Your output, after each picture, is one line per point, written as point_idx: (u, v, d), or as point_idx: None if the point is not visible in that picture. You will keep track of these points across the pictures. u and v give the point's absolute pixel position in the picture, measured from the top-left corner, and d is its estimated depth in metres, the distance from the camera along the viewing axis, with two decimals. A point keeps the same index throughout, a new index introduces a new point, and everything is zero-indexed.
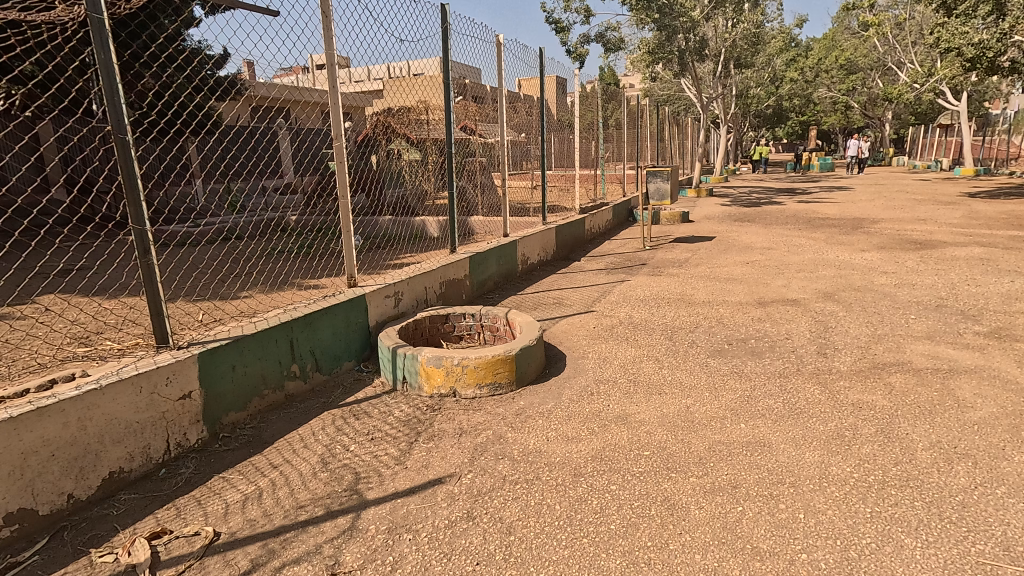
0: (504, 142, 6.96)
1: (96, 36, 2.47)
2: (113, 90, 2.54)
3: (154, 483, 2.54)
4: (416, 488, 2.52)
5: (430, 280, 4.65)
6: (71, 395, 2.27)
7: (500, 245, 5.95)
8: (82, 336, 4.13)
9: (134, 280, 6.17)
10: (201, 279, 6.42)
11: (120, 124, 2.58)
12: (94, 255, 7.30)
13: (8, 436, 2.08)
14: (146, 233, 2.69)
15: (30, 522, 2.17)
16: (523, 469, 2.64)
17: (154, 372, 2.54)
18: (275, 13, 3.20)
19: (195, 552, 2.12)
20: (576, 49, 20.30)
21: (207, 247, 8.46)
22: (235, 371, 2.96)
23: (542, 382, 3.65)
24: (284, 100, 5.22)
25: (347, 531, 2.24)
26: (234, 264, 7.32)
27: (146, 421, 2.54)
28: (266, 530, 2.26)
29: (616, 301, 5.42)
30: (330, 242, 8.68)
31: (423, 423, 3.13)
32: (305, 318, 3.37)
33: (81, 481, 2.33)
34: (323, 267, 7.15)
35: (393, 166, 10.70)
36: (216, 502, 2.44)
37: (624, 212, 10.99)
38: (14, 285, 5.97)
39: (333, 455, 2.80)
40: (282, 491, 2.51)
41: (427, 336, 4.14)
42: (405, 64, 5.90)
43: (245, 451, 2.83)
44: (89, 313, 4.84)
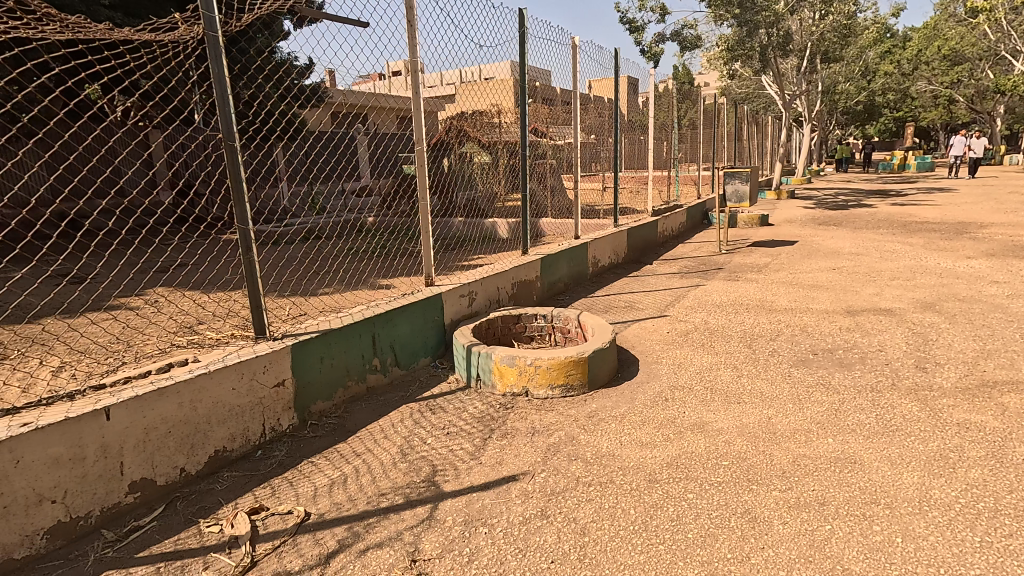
0: (576, 144, 6.92)
1: (212, 53, 2.72)
2: (225, 102, 2.79)
3: (252, 463, 2.76)
4: (490, 484, 2.58)
5: (502, 280, 4.73)
6: (185, 378, 2.50)
7: (572, 246, 5.95)
8: (185, 326, 4.52)
9: (231, 278, 6.66)
10: (287, 276, 6.82)
11: (230, 132, 2.81)
12: (196, 254, 7.95)
13: (134, 411, 2.32)
14: (250, 233, 2.92)
15: (149, 490, 2.41)
16: (596, 471, 2.63)
17: (254, 360, 2.75)
18: (363, 23, 3.38)
19: (289, 530, 2.28)
20: (650, 48, 19.89)
21: (293, 246, 8.99)
22: (323, 363, 3.14)
23: (614, 386, 3.61)
24: (365, 105, 5.45)
25: (425, 520, 2.33)
26: (318, 262, 7.75)
27: (246, 405, 2.76)
28: (351, 513, 2.39)
29: (690, 306, 5.27)
30: (402, 242, 8.92)
31: (496, 420, 3.19)
32: (385, 314, 3.53)
33: (192, 457, 2.56)
34: (397, 267, 7.41)
35: (466, 169, 11.16)
36: (307, 484, 2.61)
37: (699, 215, 10.67)
38: (129, 280, 6.61)
39: (411, 446, 2.92)
40: (365, 478, 2.64)
41: (499, 336, 4.21)
42: (477, 69, 6.03)
43: (332, 438, 3.01)
44: (190, 306, 5.28)
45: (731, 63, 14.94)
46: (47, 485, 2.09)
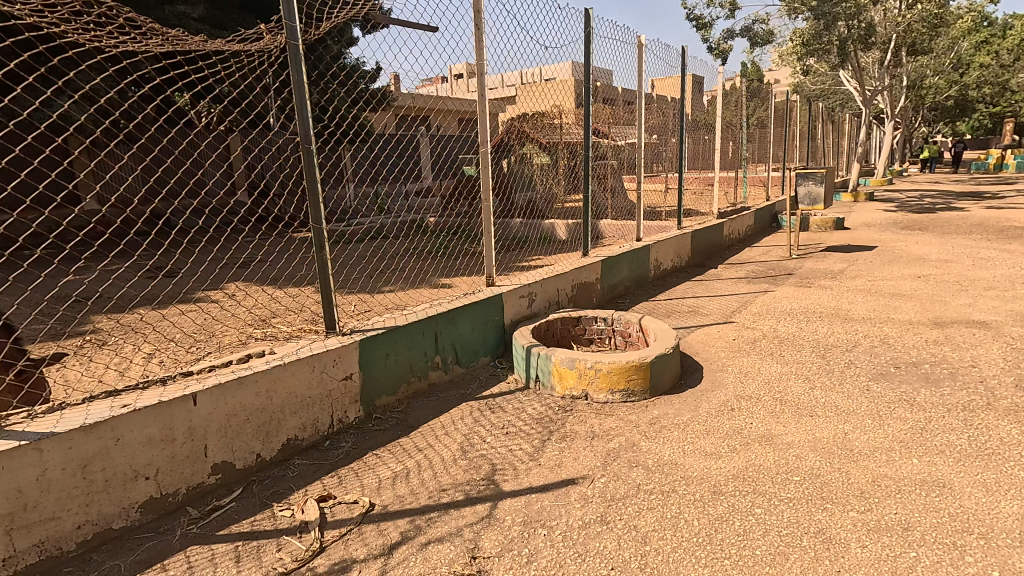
0: (640, 145, 6.79)
1: (293, 62, 2.87)
2: (303, 108, 2.93)
3: (320, 453, 2.88)
4: (549, 486, 2.57)
5: (563, 282, 4.72)
6: (263, 368, 2.65)
7: (633, 249, 5.84)
8: (258, 320, 4.77)
9: (301, 274, 6.99)
10: (353, 274, 7.08)
11: (308, 136, 2.95)
12: (269, 252, 8.40)
13: (217, 398, 2.47)
14: (324, 232, 3.05)
15: (229, 473, 2.57)
16: (658, 479, 2.57)
17: (325, 354, 2.88)
18: (432, 28, 3.46)
19: (355, 519, 2.37)
20: (718, 45, 19.29)
21: (359, 245, 9.33)
22: (388, 358, 3.24)
23: (676, 393, 3.52)
24: (429, 107, 5.57)
25: (485, 518, 2.35)
26: (381, 261, 8.01)
27: (317, 397, 2.89)
28: (413, 507, 2.45)
29: (758, 313, 5.06)
30: (462, 242, 9.07)
31: (555, 422, 3.18)
32: (448, 313, 3.60)
33: (267, 444, 2.70)
34: (457, 266, 7.54)
35: (525, 170, 11.09)
36: (371, 475, 2.69)
37: (767, 217, 10.23)
38: (209, 275, 7.06)
39: (472, 444, 2.96)
40: (427, 473, 2.70)
41: (559, 337, 4.19)
42: (540, 70, 6.04)
43: (395, 432, 3.09)
44: (265, 300, 5.58)
45: (805, 58, 14.24)
46: (141, 463, 2.26)
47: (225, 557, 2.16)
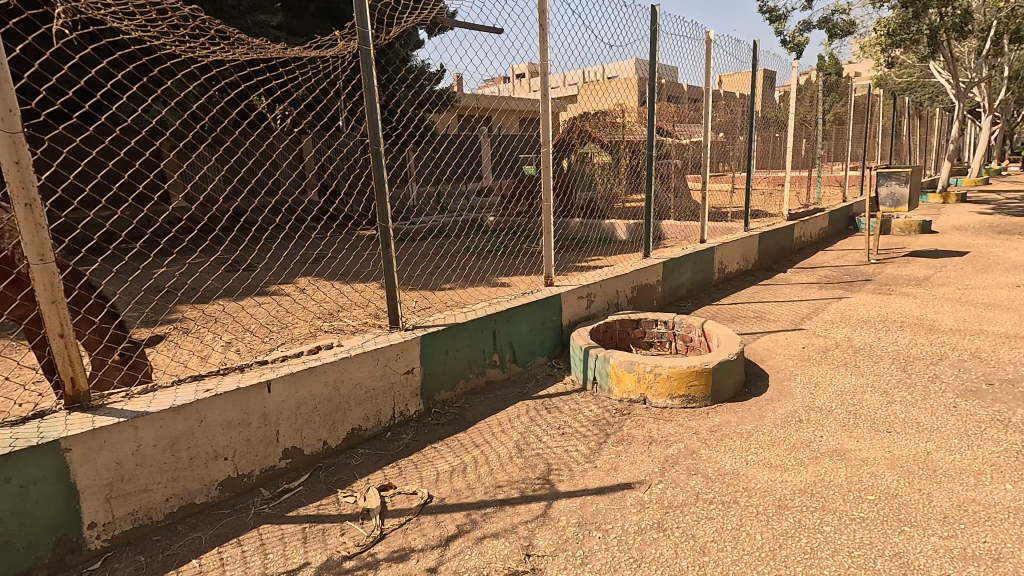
0: (706, 143, 6.58)
1: (364, 66, 2.97)
2: (373, 111, 3.04)
3: (382, 443, 2.99)
4: (605, 489, 2.55)
5: (622, 283, 4.65)
6: (331, 360, 2.78)
7: (696, 251, 5.67)
8: (325, 314, 5.00)
9: (366, 271, 7.25)
10: (415, 271, 7.28)
11: (376, 138, 3.06)
12: (337, 249, 8.77)
13: (289, 386, 2.62)
14: (390, 231, 3.16)
15: (297, 458, 2.71)
16: (719, 489, 2.50)
17: (388, 348, 2.98)
18: (497, 30, 3.51)
19: (413, 509, 2.44)
20: (794, 37, 18.37)
21: (421, 243, 9.57)
22: (448, 354, 3.32)
23: (739, 402, 3.40)
24: (490, 108, 5.63)
25: (540, 516, 2.37)
26: (442, 259, 8.17)
27: (380, 389, 2.99)
28: (469, 501, 2.50)
29: (831, 321, 4.80)
30: (521, 242, 9.11)
31: (612, 425, 3.15)
32: (507, 312, 3.63)
33: (333, 432, 2.82)
34: (515, 266, 7.59)
35: (586, 170, 10.97)
36: (429, 468, 2.77)
37: (844, 219, 9.66)
38: (282, 270, 7.46)
39: (527, 443, 2.98)
40: (483, 468, 2.75)
41: (617, 339, 4.14)
42: (602, 68, 5.98)
43: (452, 427, 3.16)
44: (332, 295, 5.84)
45: (891, 49, 13.33)
46: (222, 444, 2.43)
47: (293, 537, 2.29)
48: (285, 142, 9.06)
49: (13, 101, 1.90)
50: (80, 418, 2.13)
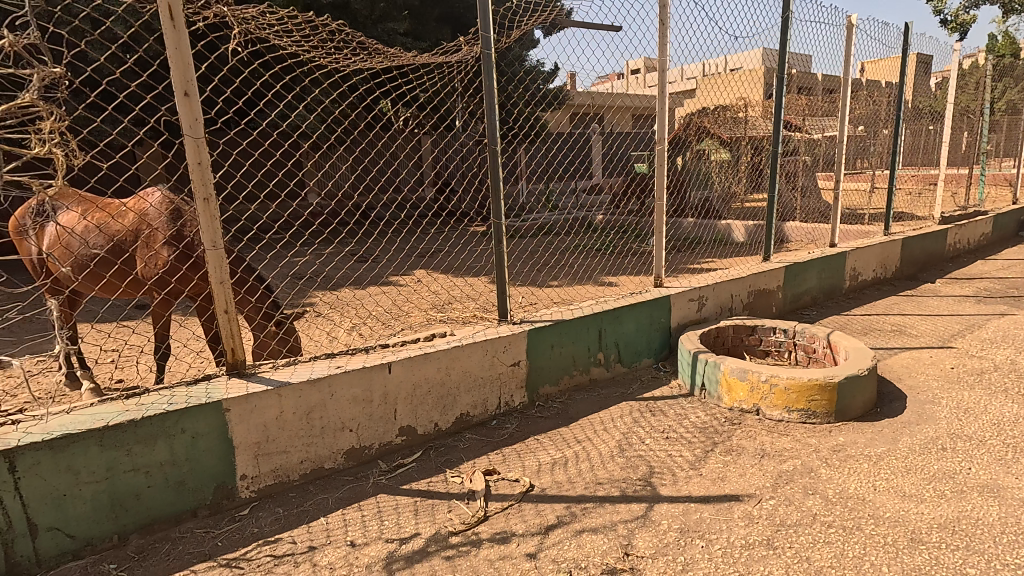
0: (842, 138, 6.02)
1: (485, 68, 3.08)
2: (492, 112, 3.15)
3: (488, 430, 3.12)
4: (711, 498, 2.47)
5: (738, 287, 4.42)
6: (444, 347, 2.95)
7: (825, 255, 5.23)
8: (438, 304, 5.29)
9: (475, 266, 7.53)
10: (522, 267, 7.45)
11: (494, 138, 3.17)
12: (449, 244, 9.19)
13: (407, 369, 2.82)
14: (502, 228, 3.26)
15: (411, 436, 2.92)
16: (840, 513, 2.31)
17: (497, 340, 3.11)
18: (615, 27, 3.49)
19: (515, 495, 2.54)
20: (957, 16, 16.18)
21: (528, 240, 9.74)
22: (553, 350, 3.38)
23: (868, 422, 3.10)
24: (603, 104, 5.61)
25: (640, 518, 2.35)
26: (549, 256, 8.27)
27: (488, 378, 3.13)
28: (569, 494, 2.54)
29: (989, 340, 4.20)
30: (629, 241, 8.94)
31: (720, 434, 3.03)
32: (613, 311, 3.62)
33: (443, 415, 3.01)
34: (622, 265, 7.49)
35: (702, 167, 10.50)
36: (532, 459, 2.85)
37: (1012, 224, 8.36)
38: (401, 262, 7.97)
39: (629, 444, 2.95)
40: (584, 464, 2.78)
41: (729, 346, 3.95)
42: (725, 60, 5.70)
43: (555, 422, 3.22)
44: (444, 287, 6.15)
45: None
46: (348, 417, 2.69)
47: (406, 508, 2.48)
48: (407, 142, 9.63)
49: (198, 111, 2.20)
50: (238, 383, 2.47)
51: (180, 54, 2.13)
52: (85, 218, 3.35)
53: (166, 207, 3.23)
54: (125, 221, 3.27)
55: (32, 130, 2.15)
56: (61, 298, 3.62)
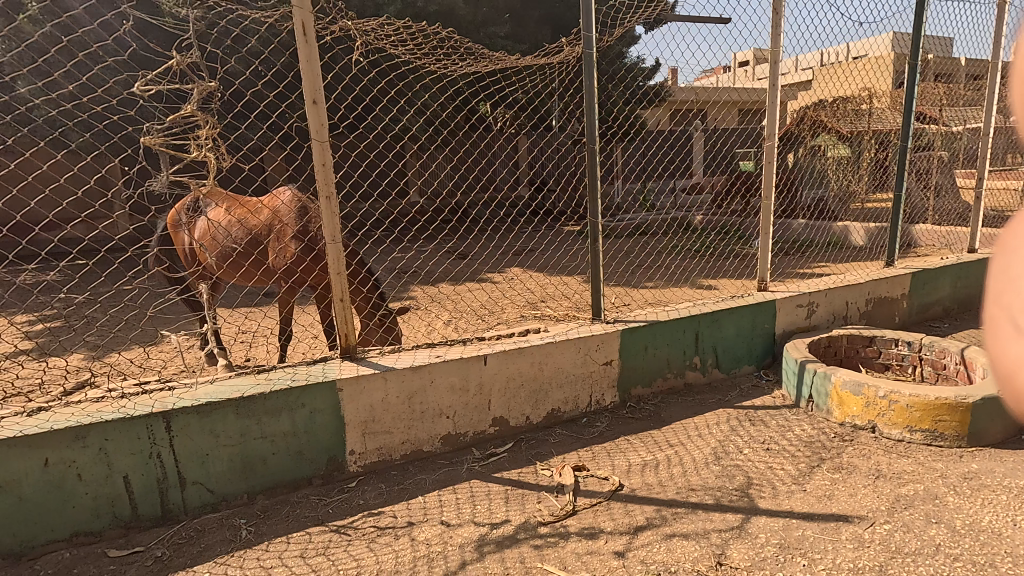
0: (988, 129, 5.34)
1: (585, 67, 3.08)
2: (591, 110, 3.15)
3: (578, 427, 3.15)
4: (815, 516, 2.33)
5: (854, 294, 4.08)
6: (537, 343, 3.02)
7: (962, 261, 4.67)
8: (531, 302, 5.38)
9: (568, 265, 7.54)
10: (616, 267, 7.36)
11: (592, 136, 3.17)
12: (542, 243, 9.29)
13: (501, 362, 2.92)
14: (598, 227, 3.26)
15: (503, 427, 3.01)
16: (970, 548, 2.09)
17: (590, 339, 3.12)
18: (724, 19, 3.36)
19: (604, 493, 2.54)
20: None
21: (622, 239, 9.60)
22: (647, 351, 3.33)
23: (1009, 450, 2.76)
24: (707, 99, 5.40)
25: (735, 528, 2.27)
26: (644, 257, 8.09)
27: (580, 376, 3.16)
28: (660, 497, 2.50)
29: None
30: (731, 243, 8.51)
31: (828, 450, 2.83)
32: (712, 314, 3.49)
33: (535, 409, 3.07)
34: (721, 268, 7.15)
35: (816, 165, 9.75)
36: (621, 459, 2.83)
37: None
38: (495, 259, 8.19)
39: (726, 452, 2.85)
40: (676, 468, 2.72)
41: (841, 357, 3.67)
42: (847, 48, 5.26)
43: (646, 424, 3.18)
44: (536, 285, 6.23)
45: None
46: (445, 405, 2.84)
47: (497, 495, 2.57)
48: (505, 142, 9.84)
49: (324, 117, 2.42)
50: (350, 366, 2.69)
51: (310, 65, 2.35)
52: (228, 213, 3.78)
53: (295, 206, 3.59)
54: (260, 217, 3.66)
55: (191, 137, 2.48)
56: (206, 283, 4.13)
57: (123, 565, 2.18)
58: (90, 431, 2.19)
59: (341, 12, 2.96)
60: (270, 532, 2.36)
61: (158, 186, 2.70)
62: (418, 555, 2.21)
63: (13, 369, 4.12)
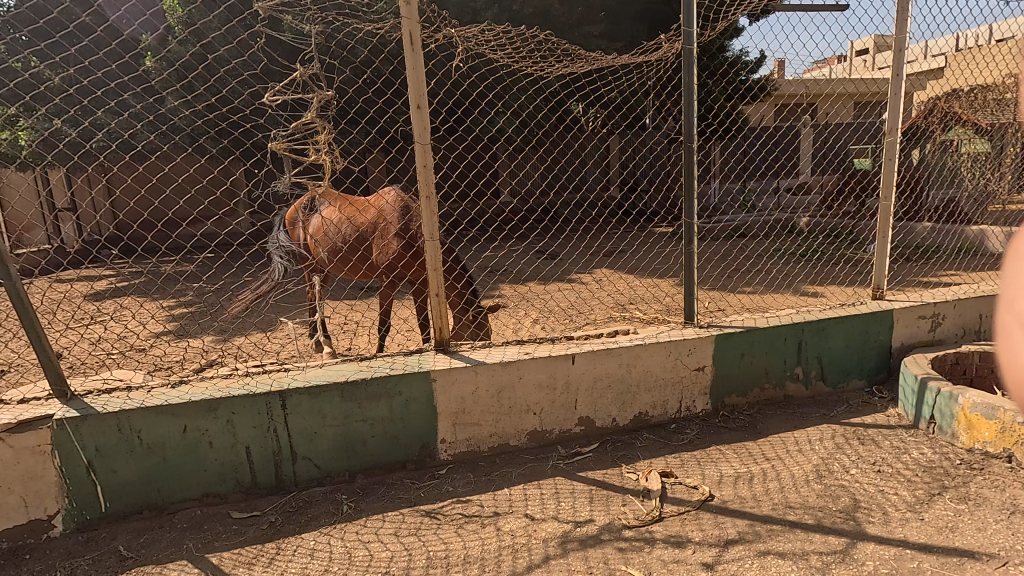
0: None
1: (685, 64, 2.99)
2: (690, 108, 3.04)
3: (667, 433, 3.07)
4: (934, 548, 2.12)
5: (989, 306, 3.64)
6: (626, 344, 2.98)
7: None
8: (620, 303, 5.31)
9: (660, 267, 7.36)
10: (711, 270, 7.07)
11: (691, 134, 3.07)
12: (633, 244, 9.13)
13: (589, 362, 2.92)
14: (693, 228, 3.14)
15: (589, 428, 3.01)
16: None
17: (682, 342, 3.04)
18: (841, 6, 3.12)
19: (693, 502, 2.47)
20: None
21: (717, 242, 9.20)
22: (743, 358, 3.18)
23: None
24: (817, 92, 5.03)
25: (838, 552, 2.12)
26: (741, 260, 7.71)
27: (670, 380, 3.08)
28: (754, 512, 2.38)
29: None
30: (842, 248, 7.86)
31: (952, 477, 2.56)
32: (818, 323, 3.26)
33: (622, 411, 3.04)
34: (829, 274, 6.63)
35: (947, 162, 8.76)
36: (713, 469, 2.73)
37: None
38: (584, 260, 8.18)
39: (829, 470, 2.66)
40: (774, 483, 2.58)
41: (972, 376, 3.29)
42: (990, 29, 4.68)
43: (741, 435, 3.04)
44: (627, 287, 6.13)
45: None
46: (533, 401, 2.89)
47: (582, 494, 2.58)
48: (597, 143, 9.76)
49: (427, 121, 2.55)
50: (443, 358, 2.82)
51: (416, 72, 2.48)
52: (338, 212, 4.09)
53: (399, 205, 3.81)
54: (367, 216, 3.93)
55: (311, 142, 2.71)
56: (316, 276, 4.49)
57: (244, 526, 2.44)
58: (220, 404, 2.47)
59: (444, 20, 3.09)
60: (368, 509, 2.53)
61: (280, 186, 2.97)
62: (503, 545, 2.27)
63: (159, 346, 4.73)
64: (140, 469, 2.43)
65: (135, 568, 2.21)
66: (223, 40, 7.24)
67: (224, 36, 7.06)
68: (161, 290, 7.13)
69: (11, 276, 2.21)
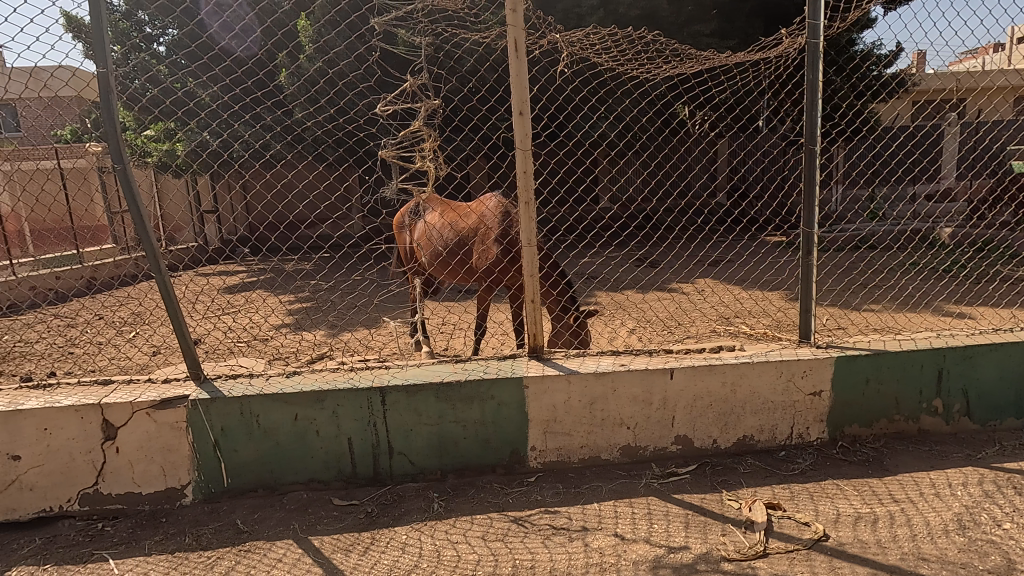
0: None
1: (809, 59, 2.73)
2: (813, 107, 2.77)
3: (775, 460, 2.83)
4: None
5: None
6: (731, 361, 2.78)
7: None
8: (724, 317, 5.00)
9: (771, 279, 6.88)
10: (828, 284, 6.49)
11: (813, 135, 2.79)
12: (740, 254, 8.61)
13: (689, 378, 2.76)
14: (813, 237, 2.85)
15: (687, 447, 2.84)
16: None
17: (795, 363, 2.78)
18: None
19: (804, 541, 2.25)
20: None
21: (836, 253, 8.44)
22: (868, 385, 2.84)
23: None
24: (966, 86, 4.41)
25: None
26: (864, 274, 7.01)
27: (780, 403, 2.83)
28: (877, 559, 2.11)
29: None
30: (994, 263, 6.87)
31: None
32: (964, 351, 2.84)
33: (724, 433, 2.84)
34: (977, 293, 5.82)
35: None
36: (828, 505, 2.47)
37: None
38: (686, 269, 7.85)
39: (975, 522, 2.29)
40: (903, 529, 2.27)
41: None
42: None
43: (863, 470, 2.72)
44: (732, 299, 5.79)
45: None
46: (627, 415, 2.78)
47: (676, 518, 2.44)
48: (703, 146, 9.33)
49: (528, 127, 2.54)
50: (536, 365, 2.80)
51: (519, 79, 2.48)
52: (442, 216, 4.23)
53: (499, 210, 3.86)
54: (468, 220, 4.02)
55: (417, 149, 2.81)
56: (419, 277, 4.67)
57: (343, 513, 2.58)
58: (326, 396, 2.63)
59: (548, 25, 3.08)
60: (458, 509, 2.57)
61: (388, 191, 3.11)
62: (592, 562, 2.20)
63: (279, 337, 5.19)
64: (258, 451, 2.65)
65: (249, 542, 2.41)
66: (344, 55, 7.81)
67: (345, 52, 7.61)
68: (283, 286, 7.81)
69: (162, 269, 2.49)
